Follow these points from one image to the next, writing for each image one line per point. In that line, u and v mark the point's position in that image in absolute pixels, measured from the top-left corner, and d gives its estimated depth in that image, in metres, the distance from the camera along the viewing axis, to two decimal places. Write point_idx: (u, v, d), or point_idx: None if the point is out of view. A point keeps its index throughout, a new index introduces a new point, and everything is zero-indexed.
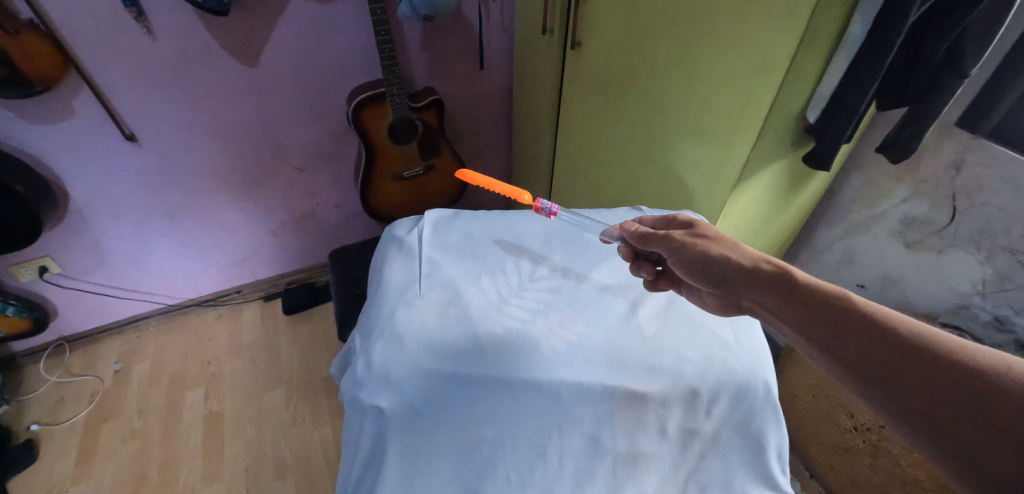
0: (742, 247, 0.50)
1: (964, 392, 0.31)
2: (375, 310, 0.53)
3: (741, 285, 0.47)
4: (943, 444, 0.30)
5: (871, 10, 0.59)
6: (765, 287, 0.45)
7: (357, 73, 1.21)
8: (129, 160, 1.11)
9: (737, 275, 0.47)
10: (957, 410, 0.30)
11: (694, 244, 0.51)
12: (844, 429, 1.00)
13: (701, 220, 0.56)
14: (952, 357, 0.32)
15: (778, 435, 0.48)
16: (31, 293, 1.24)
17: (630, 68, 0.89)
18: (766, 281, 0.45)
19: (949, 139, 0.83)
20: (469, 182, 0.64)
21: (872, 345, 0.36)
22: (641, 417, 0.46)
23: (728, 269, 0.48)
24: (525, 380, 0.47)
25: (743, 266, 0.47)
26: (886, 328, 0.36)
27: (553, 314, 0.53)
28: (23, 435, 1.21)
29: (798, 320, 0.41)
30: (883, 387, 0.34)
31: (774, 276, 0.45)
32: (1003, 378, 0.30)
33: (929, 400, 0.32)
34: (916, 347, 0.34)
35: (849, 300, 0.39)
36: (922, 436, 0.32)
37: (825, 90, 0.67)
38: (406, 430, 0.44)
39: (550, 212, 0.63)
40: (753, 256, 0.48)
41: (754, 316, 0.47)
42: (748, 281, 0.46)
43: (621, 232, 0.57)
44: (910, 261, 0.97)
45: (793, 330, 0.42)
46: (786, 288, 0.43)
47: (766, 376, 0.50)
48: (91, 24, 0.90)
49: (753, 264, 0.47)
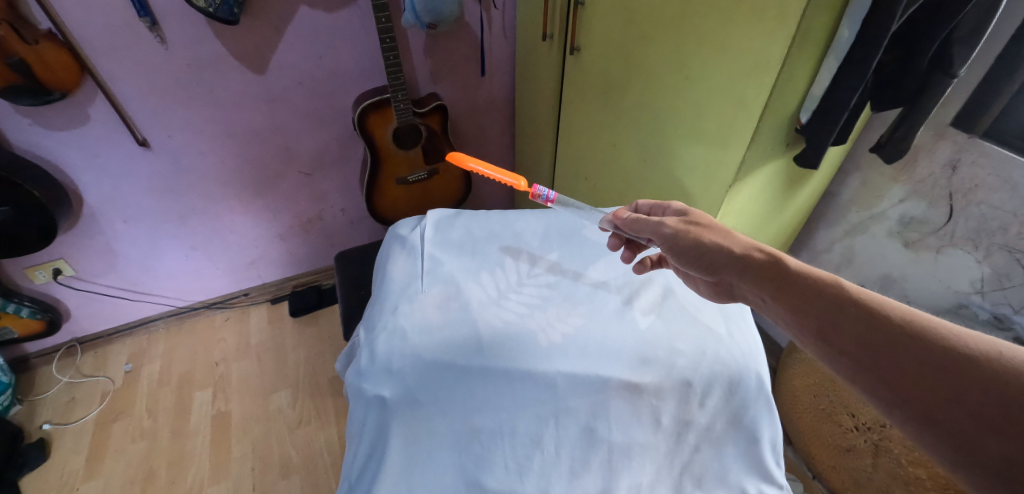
0: (735, 235, 0.51)
1: (951, 377, 0.32)
2: (379, 305, 0.55)
3: (734, 274, 0.49)
4: (929, 425, 0.32)
5: (859, 14, 0.60)
6: (759, 277, 0.46)
7: (362, 79, 1.23)
8: (140, 164, 1.14)
9: (731, 264, 0.49)
10: (945, 394, 0.32)
11: (688, 233, 0.53)
12: (845, 429, 1.00)
13: (694, 210, 0.58)
14: (944, 344, 0.34)
15: (770, 426, 0.50)
16: (45, 294, 1.27)
17: (627, 72, 0.91)
18: (760, 270, 0.46)
19: (944, 140, 0.85)
20: (461, 166, 0.67)
21: (861, 331, 0.37)
22: (636, 408, 0.48)
23: (722, 258, 0.50)
24: (523, 371, 0.48)
25: (736, 255, 0.49)
26: (877, 316, 0.37)
27: (550, 308, 0.55)
28: (34, 434, 1.24)
29: (789, 306, 0.43)
30: (872, 371, 0.36)
31: (769, 264, 0.46)
32: (994, 363, 0.31)
33: (916, 383, 0.33)
34: (904, 334, 0.35)
35: (841, 288, 0.41)
36: (912, 420, 0.33)
37: (817, 91, 0.69)
38: (407, 419, 0.45)
39: (546, 199, 0.66)
40: (745, 244, 0.49)
41: (748, 303, 0.49)
42: (741, 271, 0.48)
43: (616, 220, 0.59)
44: (909, 260, 0.98)
45: (785, 317, 0.43)
46: (779, 276, 0.45)
47: (758, 368, 0.51)
48: (107, 34, 0.94)
49: (745, 253, 0.48)
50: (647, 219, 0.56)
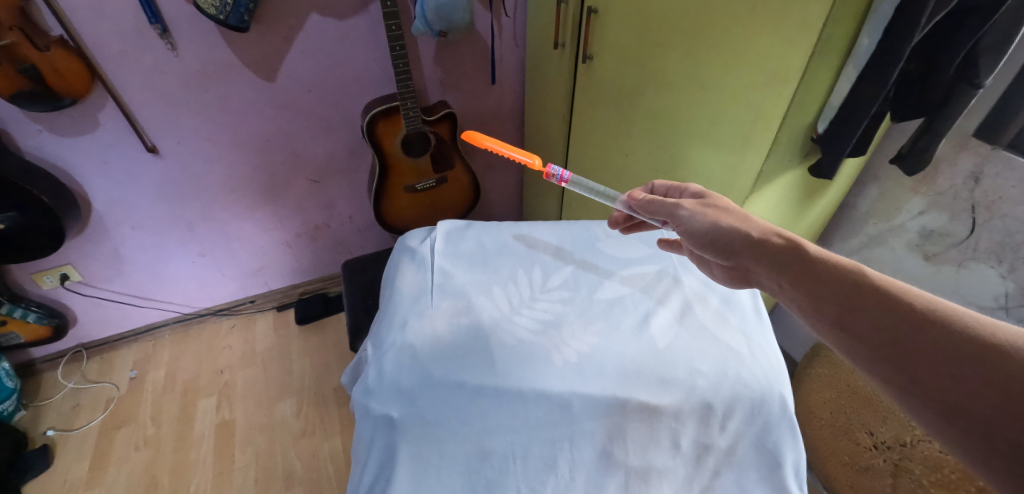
0: (753, 219, 0.49)
1: (969, 361, 0.30)
2: (388, 319, 0.54)
3: (749, 258, 0.47)
4: (944, 410, 0.30)
5: (880, 22, 0.59)
6: (772, 260, 0.44)
7: (371, 87, 1.23)
8: (149, 171, 1.14)
9: (746, 247, 0.47)
10: (961, 377, 0.30)
11: (704, 216, 0.52)
12: (863, 447, 0.96)
13: (710, 192, 0.56)
14: (966, 331, 0.31)
15: (794, 450, 0.47)
16: (52, 300, 1.27)
17: (642, 81, 0.89)
18: (775, 254, 0.44)
19: (966, 151, 0.82)
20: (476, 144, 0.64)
21: (880, 317, 0.35)
22: (653, 431, 0.45)
23: (737, 242, 0.48)
24: (536, 391, 0.46)
25: (752, 238, 0.46)
26: (896, 302, 0.35)
27: (565, 326, 0.53)
28: (38, 440, 1.23)
29: (805, 291, 0.40)
30: (888, 356, 0.33)
31: (783, 248, 0.44)
32: (1016, 348, 0.29)
33: (932, 369, 0.31)
34: (925, 320, 0.33)
35: (862, 275, 0.38)
36: (928, 405, 0.31)
37: (835, 100, 0.67)
38: (416, 440, 0.44)
39: (560, 180, 0.64)
40: (762, 227, 0.47)
41: (761, 288, 0.47)
42: (756, 255, 0.46)
43: (631, 201, 0.60)
44: (929, 274, 0.95)
45: (801, 304, 0.41)
46: (795, 260, 0.43)
47: (782, 390, 0.48)
48: (118, 41, 0.94)
49: (762, 236, 0.46)
50: (662, 200, 0.56)
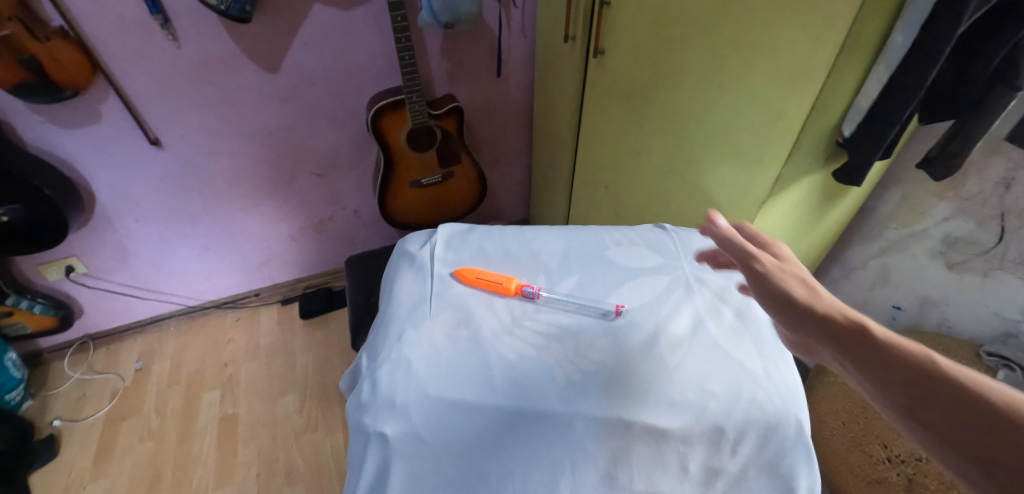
0: (824, 293, 0.40)
1: None
2: (384, 328, 0.51)
3: (816, 340, 0.38)
4: None
5: (916, 19, 0.53)
6: (847, 348, 0.35)
7: (376, 79, 1.20)
8: (152, 163, 1.13)
9: (813, 327, 0.38)
10: None
11: (777, 278, 0.42)
12: (876, 460, 0.91)
13: (781, 245, 0.47)
14: None
15: (810, 477, 0.44)
16: (58, 292, 1.28)
17: (656, 77, 0.86)
18: (849, 341, 0.36)
19: (998, 155, 0.77)
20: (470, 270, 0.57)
21: (957, 414, 0.29)
22: (660, 455, 0.43)
23: (803, 318, 0.39)
24: (537, 410, 0.44)
25: (822, 318, 0.38)
26: (973, 398, 0.29)
27: (569, 340, 0.50)
28: (45, 430, 1.24)
29: (860, 371, 0.34)
30: (978, 465, 0.27)
31: (861, 335, 0.35)
32: None
33: None
34: (1011, 423, 0.27)
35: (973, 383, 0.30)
36: None
37: (864, 102, 0.62)
38: (410, 458, 0.42)
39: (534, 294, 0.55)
40: (838, 309, 0.38)
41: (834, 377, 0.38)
42: (825, 338, 0.37)
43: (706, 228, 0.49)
44: (952, 282, 0.91)
45: (883, 404, 0.32)
46: (879, 352, 0.34)
47: (798, 413, 0.45)
48: (119, 32, 0.92)
49: (834, 316, 0.38)
50: (737, 240, 0.46)
